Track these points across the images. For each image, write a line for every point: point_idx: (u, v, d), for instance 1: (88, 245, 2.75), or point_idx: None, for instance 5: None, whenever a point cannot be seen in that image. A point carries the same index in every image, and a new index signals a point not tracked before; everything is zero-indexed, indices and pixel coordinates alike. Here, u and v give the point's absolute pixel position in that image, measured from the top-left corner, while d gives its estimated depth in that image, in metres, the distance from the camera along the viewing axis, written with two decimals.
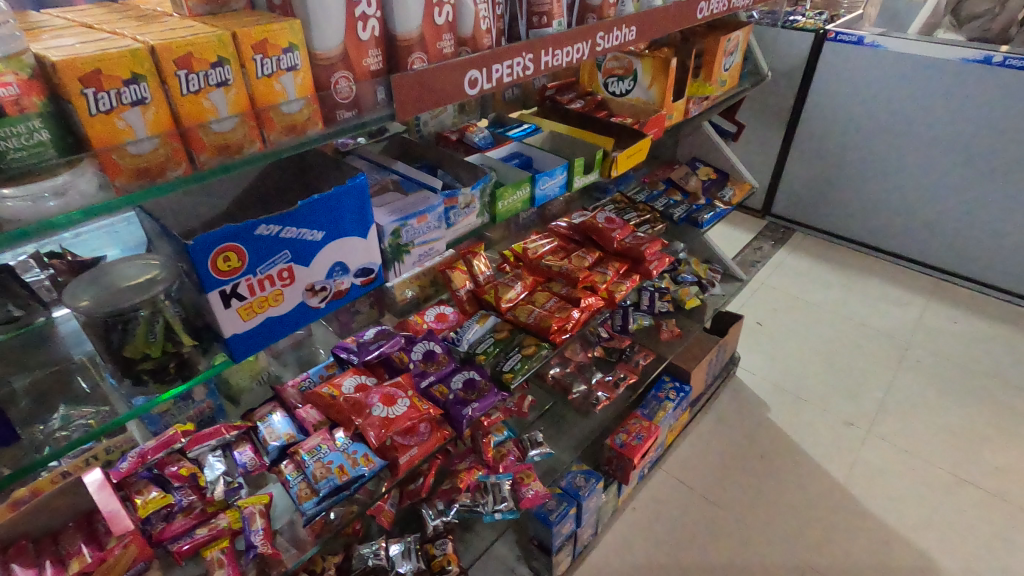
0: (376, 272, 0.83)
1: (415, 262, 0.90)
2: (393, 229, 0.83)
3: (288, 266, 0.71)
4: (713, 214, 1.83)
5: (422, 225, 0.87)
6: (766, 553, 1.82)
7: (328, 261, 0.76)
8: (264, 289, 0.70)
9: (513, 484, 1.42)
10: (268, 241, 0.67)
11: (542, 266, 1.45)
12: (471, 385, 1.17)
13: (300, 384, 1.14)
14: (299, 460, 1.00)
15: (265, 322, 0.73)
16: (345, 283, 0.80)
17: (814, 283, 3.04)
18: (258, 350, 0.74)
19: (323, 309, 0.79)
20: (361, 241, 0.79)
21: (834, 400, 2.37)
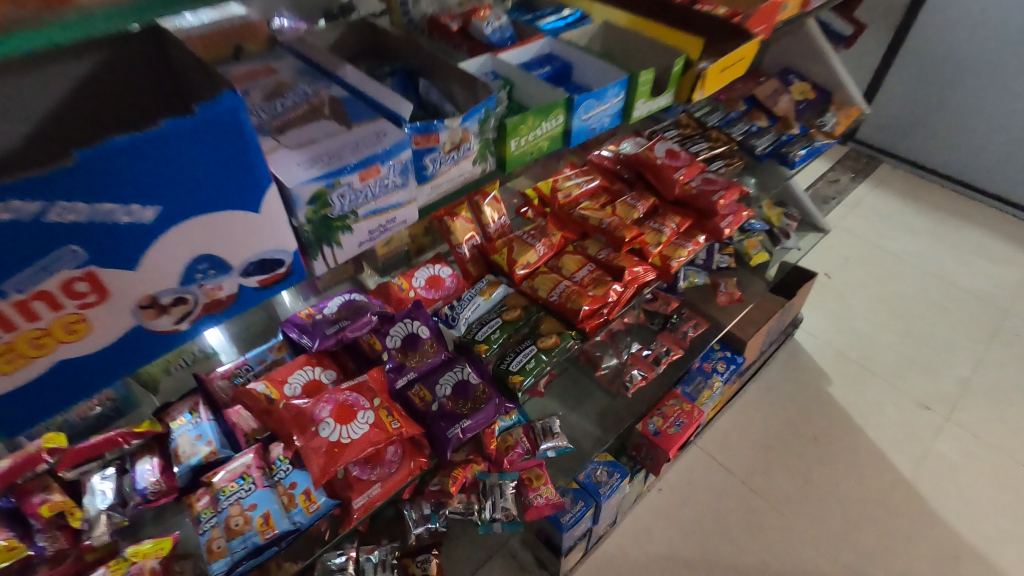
0: (283, 266, 0.55)
1: (365, 237, 0.61)
2: (315, 193, 0.53)
3: (87, 273, 0.43)
4: (809, 148, 1.36)
5: (368, 184, 0.57)
6: (809, 556, 1.56)
7: (177, 258, 0.47)
8: (39, 319, 0.43)
9: (518, 487, 1.16)
10: (25, 235, 0.39)
11: (575, 217, 1.08)
12: (464, 390, 0.84)
13: (233, 373, 0.85)
14: (212, 497, 0.72)
15: (63, 364, 0.46)
16: (223, 288, 0.52)
17: (898, 228, 2.56)
18: (59, 407, 0.49)
19: (184, 332, 0.52)
20: (248, 216, 0.50)
21: (908, 375, 2.00)
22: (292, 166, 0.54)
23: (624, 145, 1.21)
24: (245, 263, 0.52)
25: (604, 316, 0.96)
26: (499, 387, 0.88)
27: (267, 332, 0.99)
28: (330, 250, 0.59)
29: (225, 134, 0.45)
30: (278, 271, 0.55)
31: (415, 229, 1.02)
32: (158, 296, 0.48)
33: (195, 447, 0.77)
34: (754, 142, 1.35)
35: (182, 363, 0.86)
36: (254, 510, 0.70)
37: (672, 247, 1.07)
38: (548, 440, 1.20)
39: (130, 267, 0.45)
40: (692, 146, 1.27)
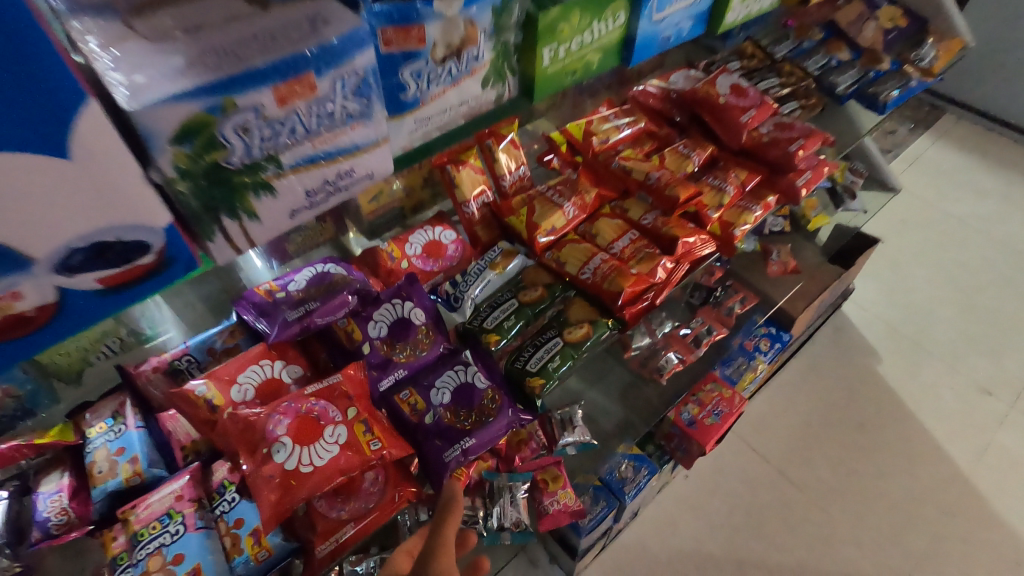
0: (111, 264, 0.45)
1: (310, 191, 0.53)
2: (211, 119, 0.44)
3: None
4: (904, 89, 1.09)
5: (288, 118, 0.47)
6: (851, 559, 1.41)
7: None
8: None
9: (531, 491, 0.98)
10: None
11: (613, 170, 0.85)
12: (468, 397, 0.65)
13: (171, 363, 0.65)
14: (127, 541, 0.54)
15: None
16: (24, 293, 0.43)
17: (962, 187, 2.28)
18: None
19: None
20: (58, 176, 0.39)
21: (968, 356, 1.79)
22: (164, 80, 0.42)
23: (674, 78, 0.96)
24: (68, 254, 0.42)
25: (649, 300, 0.75)
26: (512, 390, 0.70)
27: (226, 305, 0.79)
28: (242, 212, 0.51)
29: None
30: (139, 262, 0.47)
31: (411, 181, 0.80)
32: None
33: (115, 466, 0.59)
34: (835, 80, 1.09)
35: (107, 351, 0.66)
36: (178, 567, 0.52)
37: (735, 212, 0.85)
38: (567, 434, 0.98)
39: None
40: (760, 82, 1.02)
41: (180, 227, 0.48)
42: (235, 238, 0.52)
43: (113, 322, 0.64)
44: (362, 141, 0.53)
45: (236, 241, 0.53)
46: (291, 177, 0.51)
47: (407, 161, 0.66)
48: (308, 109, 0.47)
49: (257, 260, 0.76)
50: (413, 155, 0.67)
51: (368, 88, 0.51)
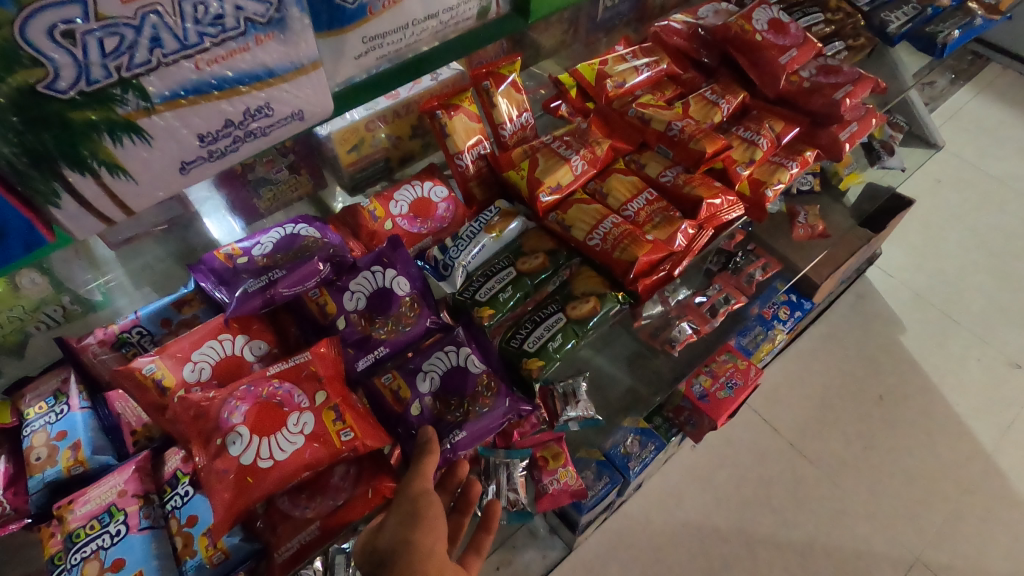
0: None
1: (203, 135, 0.38)
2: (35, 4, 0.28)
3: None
4: (966, 29, 0.96)
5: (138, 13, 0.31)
6: (863, 536, 1.36)
7: None
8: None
9: (529, 469, 0.91)
10: None
11: (629, 119, 0.74)
12: (457, 384, 0.57)
13: (117, 338, 0.57)
14: (60, 542, 0.48)
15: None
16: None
17: (1003, 145, 2.12)
18: None
19: None
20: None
21: (998, 328, 1.70)
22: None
23: (701, 12, 0.84)
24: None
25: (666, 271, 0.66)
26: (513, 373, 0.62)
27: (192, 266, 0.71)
28: (97, 166, 0.35)
29: None
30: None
31: (396, 128, 0.70)
32: None
33: (53, 452, 0.52)
34: (886, 18, 0.93)
35: (49, 322, 0.60)
36: (117, 574, 0.46)
37: (768, 169, 0.74)
38: (569, 409, 0.87)
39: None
40: (801, 18, 0.89)
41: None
42: (93, 202, 0.36)
43: (53, 288, 0.57)
44: (278, 63, 0.38)
45: (96, 205, 0.36)
46: (165, 113, 0.35)
47: (396, 78, 0.50)
48: (178, 6, 0.32)
49: (219, 214, 0.68)
50: (401, 69, 0.50)
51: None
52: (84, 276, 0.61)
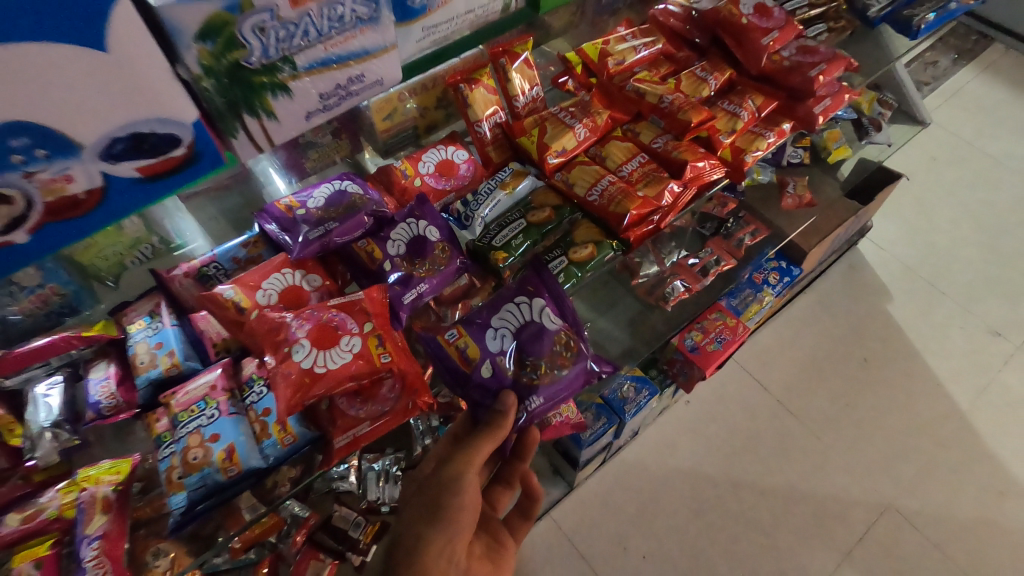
0: (180, 151, 0.48)
1: (320, 97, 0.54)
2: (224, 17, 0.44)
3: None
4: (940, 12, 1.04)
5: (304, 16, 0.47)
6: (840, 483, 1.48)
7: None
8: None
9: None
10: None
11: (626, 92, 0.85)
12: (537, 344, 0.67)
13: (197, 271, 0.70)
14: (170, 421, 0.61)
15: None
16: (74, 178, 0.45)
17: (1000, 125, 2.16)
18: None
19: (30, 246, 0.47)
20: (74, 72, 0.40)
21: (981, 298, 1.78)
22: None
23: None
24: (102, 144, 0.44)
25: (656, 224, 0.77)
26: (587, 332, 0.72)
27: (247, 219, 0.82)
28: (261, 117, 0.53)
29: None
30: (173, 154, 0.48)
31: (424, 99, 0.82)
32: None
33: (154, 358, 0.65)
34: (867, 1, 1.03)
35: (140, 257, 0.72)
36: (215, 444, 0.59)
37: (747, 138, 0.85)
38: None
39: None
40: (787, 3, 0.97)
41: (207, 124, 0.50)
42: (257, 137, 0.54)
43: (144, 229, 0.69)
44: (370, 48, 0.54)
45: (258, 139, 0.55)
46: (305, 78, 0.52)
47: (429, 61, 0.65)
48: (319, 13, 0.48)
49: (271, 174, 0.80)
50: (433, 56, 0.64)
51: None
52: (171, 220, 0.72)
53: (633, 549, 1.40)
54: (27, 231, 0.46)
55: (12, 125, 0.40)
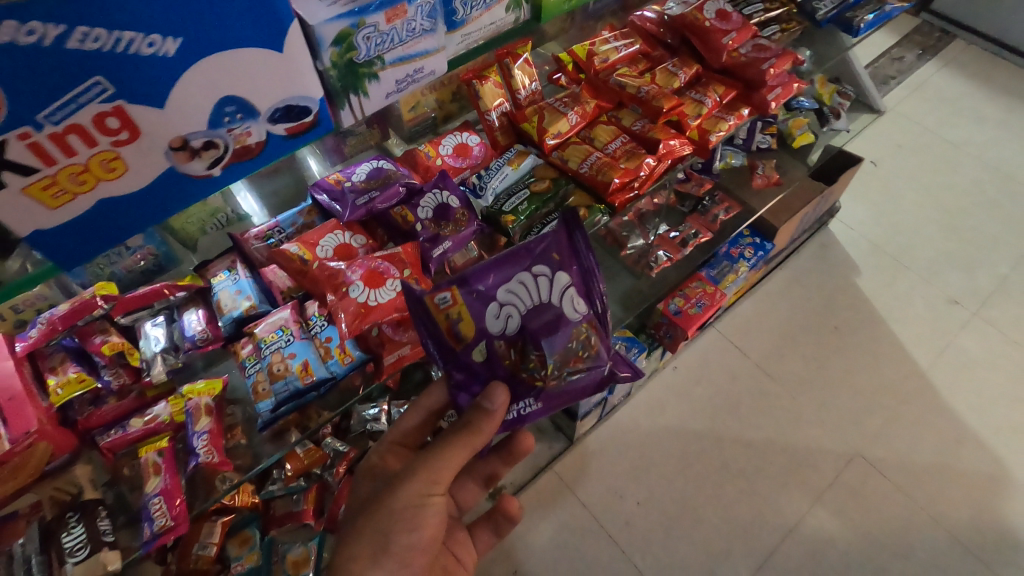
0: (317, 112, 0.65)
1: (396, 83, 0.73)
2: (342, 33, 0.62)
3: (116, 110, 0.51)
4: (877, 13, 1.22)
5: (394, 26, 0.66)
6: (812, 435, 1.64)
7: (206, 101, 0.56)
8: (82, 151, 0.51)
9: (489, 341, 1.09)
10: (72, 57, 0.46)
11: (611, 84, 1.02)
12: (546, 335, 0.70)
13: (265, 234, 0.86)
14: (256, 346, 0.78)
15: (109, 200, 0.57)
16: (251, 134, 0.62)
17: (961, 113, 2.30)
18: (99, 249, 0.60)
19: (218, 179, 0.64)
20: (264, 61, 0.57)
21: (941, 270, 1.93)
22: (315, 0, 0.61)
23: (669, 4, 1.10)
24: (269, 110, 0.61)
25: (635, 191, 0.94)
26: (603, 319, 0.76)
27: (294, 198, 0.98)
28: (359, 96, 0.71)
29: None
30: (306, 120, 0.65)
31: (442, 94, 0.98)
32: (189, 139, 0.58)
33: (237, 301, 0.81)
34: (816, 5, 1.19)
35: (218, 224, 0.88)
36: (293, 359, 0.76)
37: (712, 121, 1.02)
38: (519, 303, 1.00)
39: (159, 106, 0.53)
40: (745, 8, 1.15)
41: (326, 100, 0.67)
42: (354, 111, 0.72)
43: (221, 202, 0.85)
44: (431, 47, 0.73)
45: (354, 112, 0.72)
46: (389, 69, 0.70)
47: (463, 60, 0.84)
48: (401, 25, 0.67)
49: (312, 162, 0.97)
50: (464, 56, 0.83)
51: (439, 6, 0.70)
52: (236, 197, 0.89)
53: (628, 497, 1.55)
54: (216, 172, 0.63)
55: (222, 97, 0.57)
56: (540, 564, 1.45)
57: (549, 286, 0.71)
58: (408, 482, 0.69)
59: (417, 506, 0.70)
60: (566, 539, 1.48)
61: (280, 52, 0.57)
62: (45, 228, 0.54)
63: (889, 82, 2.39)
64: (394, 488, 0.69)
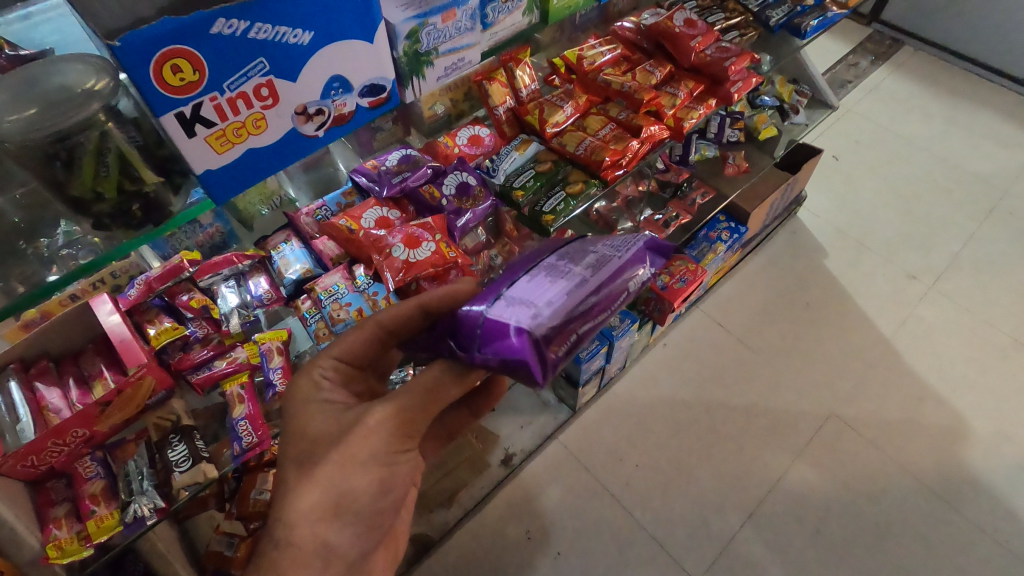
0: (388, 91, 0.78)
1: (441, 72, 0.87)
2: (410, 32, 0.77)
3: (267, 81, 0.63)
4: (821, 19, 1.43)
5: (447, 25, 0.81)
6: (792, 398, 1.77)
7: (322, 76, 0.68)
8: (238, 113, 0.63)
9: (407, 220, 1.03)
10: (238, 43, 0.58)
11: (598, 82, 1.21)
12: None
13: (315, 212, 1.02)
14: (315, 299, 0.95)
15: (247, 154, 0.68)
16: (346, 104, 0.74)
17: (912, 111, 2.51)
18: (237, 191, 0.71)
19: (321, 139, 0.75)
20: (364, 46, 0.70)
21: (901, 249, 2.09)
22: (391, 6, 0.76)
23: (644, 15, 1.29)
24: (362, 86, 0.74)
25: (623, 168, 1.12)
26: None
27: (324, 187, 1.11)
28: (417, 82, 0.84)
29: None
30: (382, 96, 0.78)
31: (455, 94, 1.13)
32: (307, 106, 0.70)
33: (295, 266, 0.97)
34: (769, 14, 1.40)
35: (274, 205, 1.03)
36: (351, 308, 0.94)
37: (685, 111, 1.22)
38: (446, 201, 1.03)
39: (293, 79, 0.65)
40: (709, 17, 1.35)
41: (396, 84, 0.81)
42: (410, 96, 0.86)
43: (276, 185, 1.00)
44: (467, 43, 0.87)
45: (411, 94, 0.86)
46: (441, 58, 0.85)
47: (487, 55, 0.98)
48: (450, 29, 0.82)
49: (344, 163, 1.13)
50: (487, 53, 0.98)
51: (478, 9, 0.85)
52: (286, 183, 1.04)
53: (627, 460, 1.66)
54: (319, 135, 0.75)
55: (332, 74, 0.69)
56: (548, 524, 1.55)
57: None
58: (380, 437, 0.65)
59: (385, 465, 0.66)
60: (570, 499, 1.60)
61: (371, 42, 0.70)
62: (208, 172, 0.65)
63: (846, 86, 2.61)
64: (363, 442, 0.64)
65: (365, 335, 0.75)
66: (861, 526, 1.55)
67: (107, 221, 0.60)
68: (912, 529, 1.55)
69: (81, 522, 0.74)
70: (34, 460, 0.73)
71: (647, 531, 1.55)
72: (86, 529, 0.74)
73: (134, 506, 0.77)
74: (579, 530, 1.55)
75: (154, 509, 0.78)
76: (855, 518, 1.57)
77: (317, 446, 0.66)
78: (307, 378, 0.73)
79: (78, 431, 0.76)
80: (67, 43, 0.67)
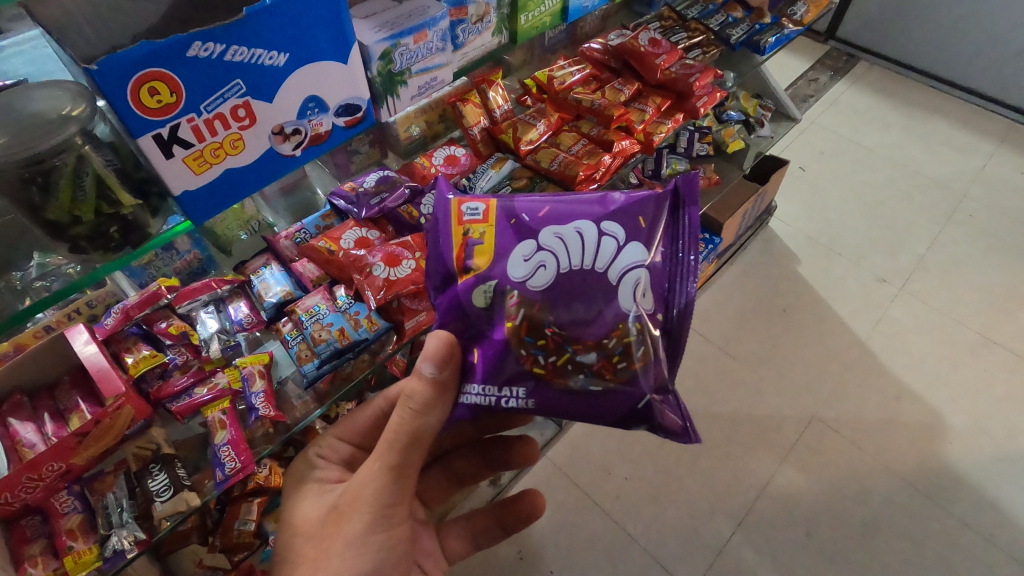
0: (362, 111, 0.80)
1: (414, 91, 0.89)
2: (383, 52, 0.79)
3: (243, 102, 0.64)
4: (778, 36, 1.50)
5: (419, 46, 0.83)
6: (774, 404, 1.79)
7: (299, 95, 0.70)
8: (216, 134, 0.64)
9: (387, 237, 1.04)
10: (211, 65, 0.59)
11: (570, 100, 1.25)
12: (570, 307, 0.66)
13: (293, 236, 1.03)
14: (297, 321, 0.94)
15: (225, 174, 0.69)
16: (323, 124, 0.76)
17: (872, 121, 2.61)
18: (215, 211, 0.71)
19: (299, 158, 0.76)
20: (339, 67, 0.72)
21: (868, 253, 2.15)
22: (366, 30, 0.78)
23: (611, 36, 1.34)
24: (337, 106, 0.76)
25: (596, 181, 1.16)
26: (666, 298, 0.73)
27: (304, 211, 1.12)
28: (392, 99, 0.86)
29: (339, 6, 0.66)
30: (358, 115, 0.80)
31: (430, 116, 1.14)
32: (284, 126, 0.71)
33: (275, 289, 0.97)
34: (729, 33, 1.47)
35: (253, 229, 1.04)
36: (333, 326, 0.92)
37: (653, 125, 1.28)
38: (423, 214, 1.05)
39: (269, 100, 0.67)
40: (672, 36, 1.40)
41: (372, 102, 0.83)
42: (385, 115, 0.88)
43: (253, 210, 1.02)
44: (437, 62, 0.89)
45: (385, 110, 0.87)
46: (413, 77, 0.87)
47: (458, 75, 1.00)
48: (422, 50, 0.84)
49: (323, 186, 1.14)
50: (458, 73, 1.00)
51: (449, 30, 0.87)
52: (263, 210, 1.06)
53: (617, 474, 1.66)
54: (297, 155, 0.76)
55: (308, 95, 0.71)
56: (540, 543, 1.54)
57: (613, 247, 0.67)
58: (354, 518, 0.67)
59: (358, 549, 0.67)
60: (561, 517, 1.58)
61: (345, 63, 0.72)
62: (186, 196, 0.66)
63: (807, 100, 2.71)
64: (338, 527, 0.68)
65: (371, 411, 0.89)
66: (849, 524, 1.57)
67: (88, 245, 0.60)
68: (896, 525, 1.57)
69: (58, 559, 0.74)
70: (8, 496, 0.72)
71: (639, 544, 1.54)
72: (63, 566, 0.74)
73: (114, 539, 0.76)
74: (570, 547, 1.53)
75: (134, 542, 0.76)
76: (842, 517, 1.58)
77: (301, 535, 0.72)
78: (304, 459, 0.85)
79: (53, 465, 0.74)
80: (40, 70, 0.69)
